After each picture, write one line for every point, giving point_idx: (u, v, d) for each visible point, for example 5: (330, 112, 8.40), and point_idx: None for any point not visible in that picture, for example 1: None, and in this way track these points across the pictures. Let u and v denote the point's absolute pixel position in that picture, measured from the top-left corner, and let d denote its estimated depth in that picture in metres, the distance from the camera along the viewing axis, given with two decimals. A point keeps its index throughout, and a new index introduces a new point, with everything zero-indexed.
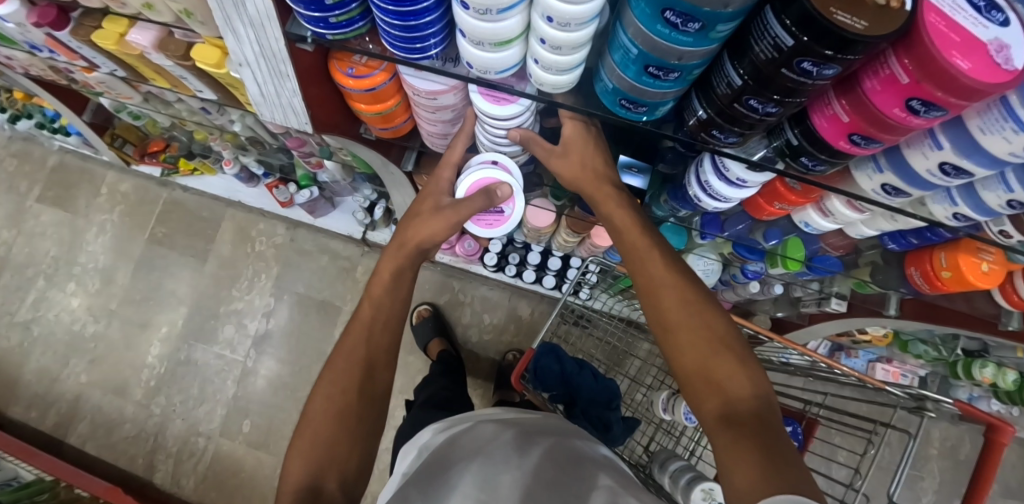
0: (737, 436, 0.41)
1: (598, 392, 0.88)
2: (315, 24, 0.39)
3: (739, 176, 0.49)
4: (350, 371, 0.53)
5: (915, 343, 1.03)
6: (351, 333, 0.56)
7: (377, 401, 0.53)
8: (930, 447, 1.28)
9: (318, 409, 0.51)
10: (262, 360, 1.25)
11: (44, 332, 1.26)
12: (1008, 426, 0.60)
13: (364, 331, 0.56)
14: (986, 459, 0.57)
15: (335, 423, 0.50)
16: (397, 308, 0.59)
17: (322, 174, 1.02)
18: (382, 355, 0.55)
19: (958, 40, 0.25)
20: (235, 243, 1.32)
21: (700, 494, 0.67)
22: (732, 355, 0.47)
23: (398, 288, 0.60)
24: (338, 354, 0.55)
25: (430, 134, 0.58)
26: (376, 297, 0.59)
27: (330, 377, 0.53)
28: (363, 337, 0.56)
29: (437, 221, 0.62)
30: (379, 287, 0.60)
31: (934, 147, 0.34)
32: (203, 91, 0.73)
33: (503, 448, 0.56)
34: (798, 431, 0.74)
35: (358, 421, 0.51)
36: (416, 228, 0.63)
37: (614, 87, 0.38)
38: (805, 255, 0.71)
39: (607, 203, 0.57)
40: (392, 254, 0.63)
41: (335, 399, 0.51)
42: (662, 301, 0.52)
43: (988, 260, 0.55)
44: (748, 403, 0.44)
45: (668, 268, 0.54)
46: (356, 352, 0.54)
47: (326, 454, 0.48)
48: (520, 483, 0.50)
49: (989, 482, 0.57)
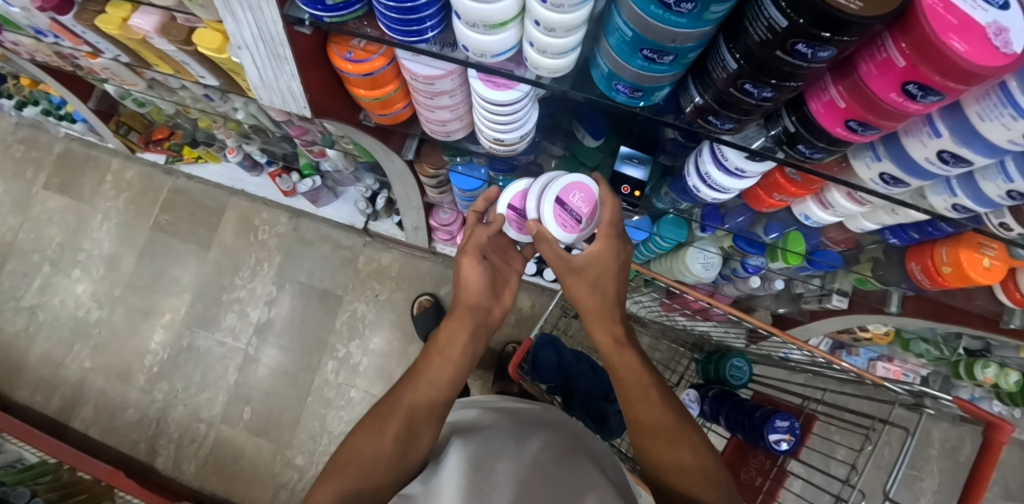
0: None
1: (596, 384, 0.90)
2: (312, 6, 0.39)
3: (738, 165, 0.49)
4: (392, 406, 0.55)
5: (917, 341, 1.02)
6: (404, 383, 0.58)
7: (411, 454, 0.52)
8: (930, 448, 1.27)
9: (358, 444, 0.52)
10: (264, 348, 1.26)
11: (49, 316, 1.28)
12: (1006, 425, 0.60)
13: (420, 370, 0.59)
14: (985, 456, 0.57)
15: (374, 446, 0.51)
16: (455, 347, 0.61)
17: (325, 163, 1.02)
18: (428, 374, 0.58)
19: (956, 22, 0.25)
20: (238, 231, 1.32)
21: None
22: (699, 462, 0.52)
23: (455, 345, 0.61)
24: (387, 398, 0.57)
25: (428, 123, 0.57)
26: (431, 356, 0.61)
27: (374, 418, 0.55)
28: (413, 376, 0.59)
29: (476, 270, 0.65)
30: (438, 350, 0.61)
31: (932, 135, 0.34)
32: (205, 77, 0.73)
33: (502, 435, 0.56)
34: (794, 427, 0.72)
35: (388, 462, 0.51)
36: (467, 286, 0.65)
37: (610, 72, 0.37)
38: (805, 249, 0.70)
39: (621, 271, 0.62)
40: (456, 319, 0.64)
41: (378, 426, 0.53)
42: (641, 408, 0.56)
43: (989, 256, 0.54)
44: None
45: (646, 381, 0.58)
46: (400, 395, 0.56)
47: (355, 490, 0.49)
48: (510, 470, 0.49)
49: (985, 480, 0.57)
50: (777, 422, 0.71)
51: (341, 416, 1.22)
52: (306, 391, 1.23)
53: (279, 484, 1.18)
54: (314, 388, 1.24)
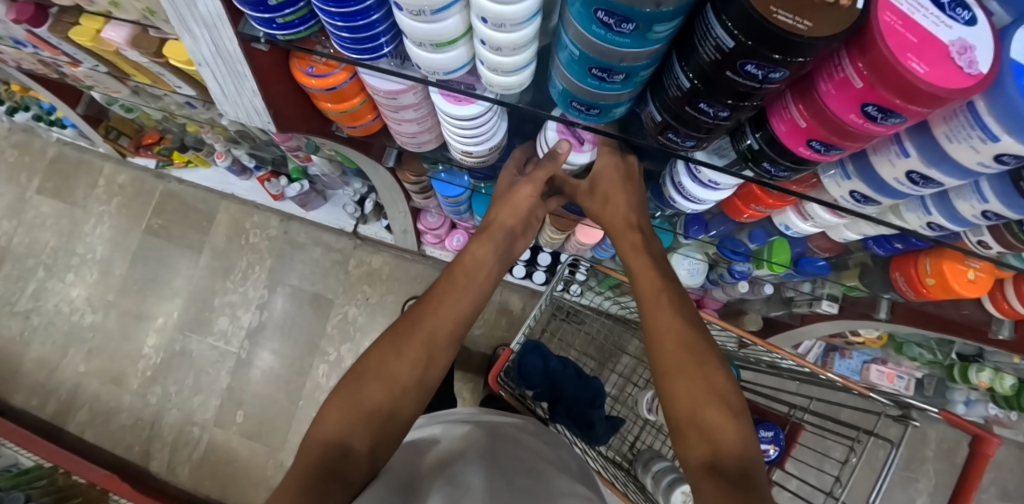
0: (724, 493, 0.39)
1: (582, 390, 0.86)
2: (267, 25, 0.39)
3: (710, 178, 0.48)
4: (412, 331, 0.54)
5: (910, 345, 1.00)
6: (427, 302, 0.58)
7: (429, 376, 0.52)
8: (926, 448, 1.26)
9: (378, 361, 0.51)
10: (257, 351, 1.26)
11: (43, 321, 1.29)
12: (993, 438, 0.59)
13: (441, 296, 0.58)
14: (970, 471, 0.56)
15: (393, 370, 0.50)
16: (474, 280, 0.62)
17: (312, 167, 1.02)
18: (450, 297, 0.58)
19: (915, 41, 0.24)
20: (230, 235, 1.32)
21: (680, 496, 0.68)
22: (723, 396, 0.47)
23: (479, 269, 0.63)
24: (405, 318, 0.56)
25: (398, 135, 0.56)
26: (454, 278, 0.61)
27: (388, 337, 0.53)
28: (434, 300, 0.58)
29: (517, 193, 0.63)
30: (462, 269, 0.62)
31: (901, 155, 0.32)
32: (182, 87, 0.72)
33: (482, 449, 0.56)
34: (779, 437, 0.71)
35: (406, 387, 0.50)
36: (499, 208, 0.66)
37: (564, 89, 0.36)
38: (790, 258, 0.68)
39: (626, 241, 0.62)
40: (483, 239, 0.66)
41: (397, 348, 0.52)
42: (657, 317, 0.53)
43: (975, 268, 0.53)
44: (735, 453, 0.43)
45: (666, 294, 0.56)
46: (420, 321, 0.55)
47: (370, 414, 0.48)
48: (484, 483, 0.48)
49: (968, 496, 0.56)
50: (762, 432, 0.70)
51: None
52: (299, 394, 1.24)
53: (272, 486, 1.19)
54: (306, 391, 1.24)
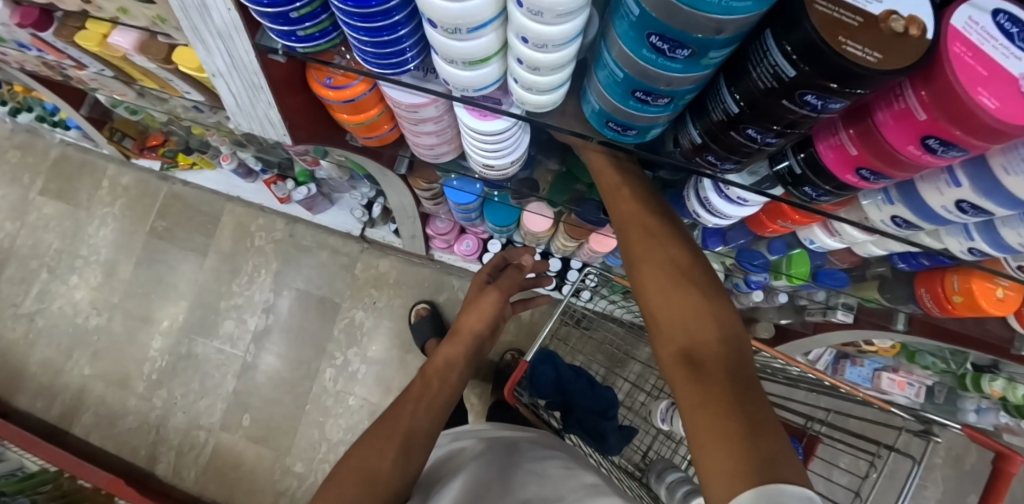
0: (705, 392, 0.37)
1: (594, 400, 0.86)
2: (285, 37, 0.38)
3: (740, 194, 0.46)
4: (389, 434, 0.56)
5: (923, 354, 0.99)
6: (405, 400, 0.61)
7: (410, 468, 0.53)
8: (936, 456, 1.25)
9: (361, 456, 0.54)
10: (262, 354, 1.23)
11: (48, 323, 1.28)
12: (1017, 456, 0.58)
13: (415, 397, 0.62)
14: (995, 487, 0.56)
15: (372, 471, 0.52)
16: (448, 378, 0.66)
17: (319, 171, 1.00)
18: (428, 395, 0.62)
19: (985, 74, 0.23)
20: (235, 238, 1.27)
21: None
22: (713, 322, 0.42)
23: (451, 370, 0.67)
24: (381, 419, 0.58)
25: (416, 146, 0.55)
26: (427, 378, 0.65)
27: (367, 440, 0.55)
28: (412, 400, 0.61)
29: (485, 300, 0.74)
30: (434, 369, 0.67)
31: (951, 184, 0.32)
32: (190, 92, 0.71)
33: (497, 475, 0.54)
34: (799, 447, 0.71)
35: (387, 482, 0.51)
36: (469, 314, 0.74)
37: (600, 109, 0.35)
38: (809, 270, 0.66)
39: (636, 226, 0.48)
40: (453, 343, 0.71)
41: (373, 452, 0.53)
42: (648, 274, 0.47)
43: (1003, 286, 0.52)
44: (716, 351, 0.40)
45: (661, 247, 0.47)
46: (399, 421, 0.57)
47: None
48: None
49: None
50: None
51: (340, 424, 1.20)
52: (306, 398, 1.22)
53: (278, 491, 1.17)
54: (312, 396, 1.22)
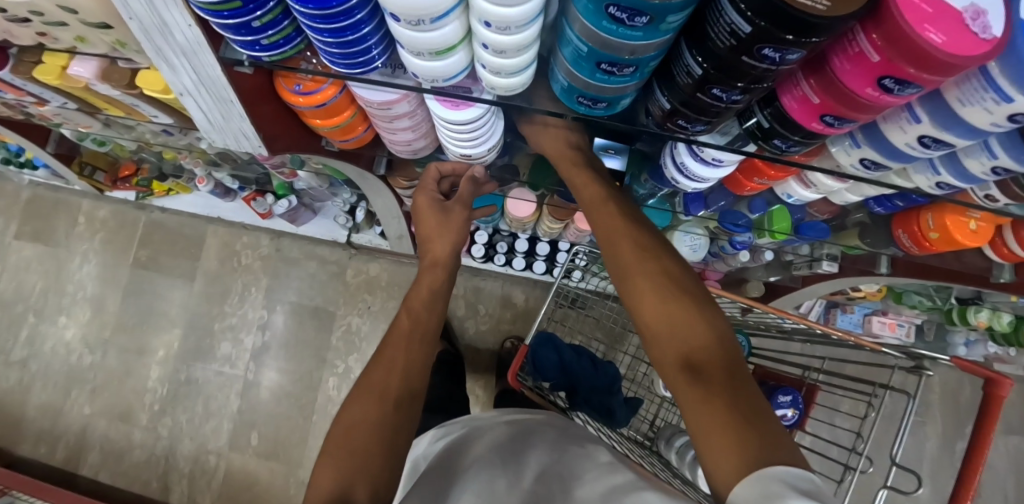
0: (702, 393, 0.36)
1: (598, 378, 0.85)
2: (250, 47, 0.38)
3: (714, 155, 0.47)
4: (389, 380, 0.51)
5: (909, 294, 1.01)
6: (394, 341, 0.55)
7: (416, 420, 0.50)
8: (932, 393, 1.29)
9: (359, 408, 0.49)
10: (263, 372, 1.22)
11: (41, 367, 1.26)
12: (1006, 379, 0.61)
13: (405, 339, 0.56)
14: (988, 415, 0.59)
15: (377, 425, 0.47)
16: (432, 318, 0.59)
17: (298, 182, 1.00)
18: (420, 332, 0.57)
19: (930, 11, 0.23)
20: (221, 258, 1.26)
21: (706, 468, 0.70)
22: (703, 320, 0.42)
23: (434, 304, 0.61)
24: (373, 365, 0.53)
25: (392, 144, 0.55)
26: (414, 313, 0.59)
27: (363, 387, 0.50)
28: (405, 341, 0.55)
29: (450, 228, 0.65)
30: (417, 302, 0.60)
31: (912, 121, 0.33)
32: (158, 116, 0.70)
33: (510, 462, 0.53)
34: (798, 400, 0.71)
35: (395, 428, 0.47)
36: (433, 242, 0.65)
37: (569, 85, 0.36)
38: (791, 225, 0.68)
39: (623, 241, 0.50)
40: (428, 272, 0.63)
41: (373, 409, 0.48)
42: (633, 282, 0.47)
43: (975, 218, 0.54)
44: (710, 350, 0.40)
45: (645, 255, 0.48)
46: (394, 363, 0.52)
47: (361, 464, 0.44)
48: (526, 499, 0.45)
49: (989, 435, 0.58)
50: (779, 397, 0.69)
51: None
52: (312, 410, 1.21)
53: None
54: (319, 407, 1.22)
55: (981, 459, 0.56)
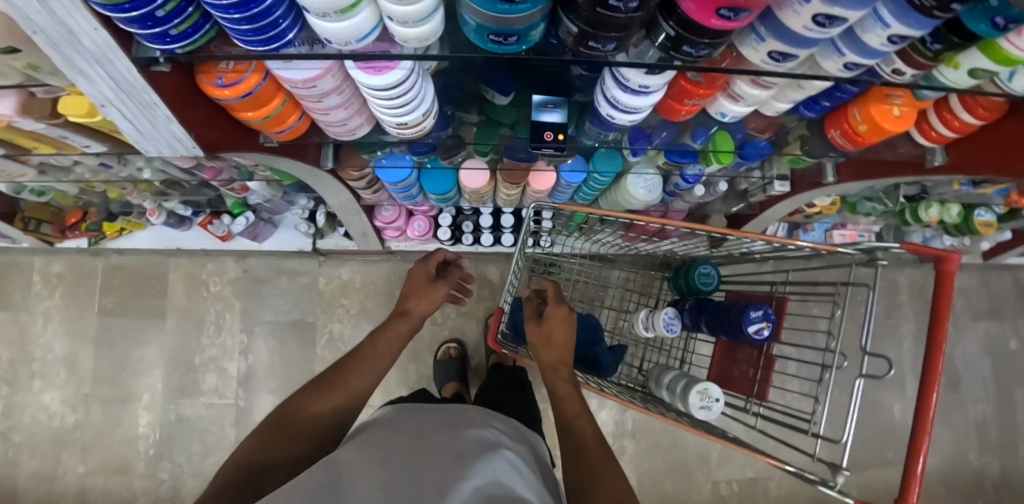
0: None
1: (579, 329, 0.86)
2: (159, 40, 0.37)
3: (640, 82, 0.48)
4: (333, 387, 0.61)
5: (862, 203, 1.05)
6: (356, 362, 0.64)
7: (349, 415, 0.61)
8: (900, 294, 1.35)
9: (302, 409, 0.59)
10: (255, 396, 1.20)
11: (24, 436, 1.20)
12: (952, 255, 0.65)
13: (361, 359, 0.65)
14: (942, 301, 0.63)
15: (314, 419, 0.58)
16: (394, 342, 0.68)
17: (252, 197, 0.99)
18: (377, 352, 0.66)
19: None
20: (189, 291, 1.23)
21: (697, 396, 0.73)
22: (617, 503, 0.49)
23: (398, 337, 0.68)
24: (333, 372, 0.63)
25: (329, 127, 0.55)
26: (378, 340, 0.67)
27: (314, 388, 0.61)
28: (363, 361, 0.64)
29: (430, 295, 0.74)
30: (384, 338, 0.67)
31: (803, 3, 0.34)
32: (90, 145, 0.68)
33: (442, 429, 0.60)
34: (768, 315, 0.71)
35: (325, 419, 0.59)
36: (416, 301, 0.73)
37: (478, 24, 0.36)
38: (733, 146, 0.70)
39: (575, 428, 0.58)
40: (399, 320, 0.70)
41: (314, 403, 0.59)
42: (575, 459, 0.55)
43: (898, 104, 0.56)
44: None
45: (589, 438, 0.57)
46: (345, 376, 0.62)
47: (284, 443, 0.56)
48: (424, 456, 0.51)
49: (947, 314, 0.63)
50: (751, 313, 0.70)
51: None
52: None
53: None
54: None
55: (943, 335, 0.61)
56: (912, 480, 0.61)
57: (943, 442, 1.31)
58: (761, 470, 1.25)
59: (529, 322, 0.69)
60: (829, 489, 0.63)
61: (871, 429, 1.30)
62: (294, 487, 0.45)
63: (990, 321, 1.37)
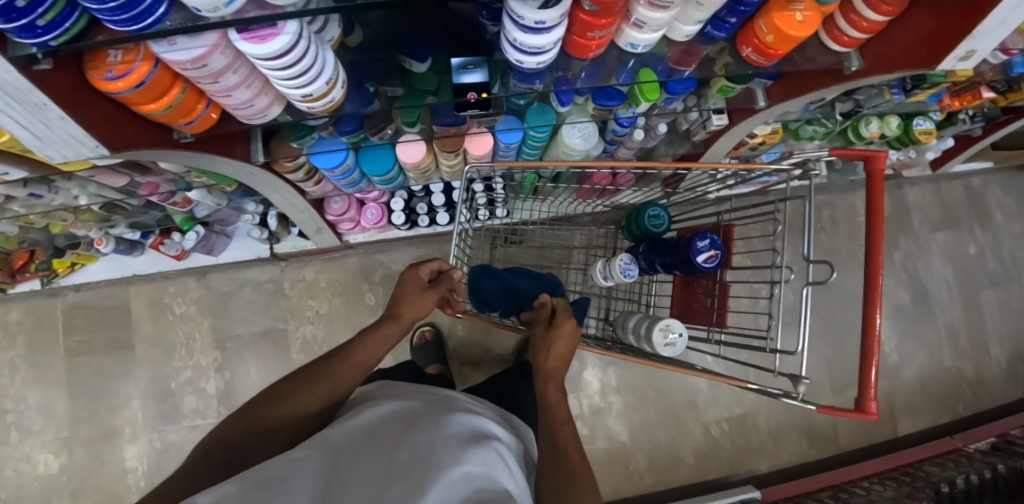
0: None
1: (540, 287, 0.86)
2: (24, 34, 0.35)
3: (535, 18, 0.46)
4: (323, 383, 0.57)
5: (804, 127, 1.07)
6: (342, 357, 0.60)
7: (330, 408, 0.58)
8: (859, 216, 1.38)
9: (284, 400, 0.56)
10: (237, 412, 1.18)
11: (8, 491, 1.15)
12: (879, 154, 0.66)
13: (354, 357, 0.61)
14: (876, 196, 0.64)
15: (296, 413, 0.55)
16: (385, 341, 0.64)
17: (198, 210, 0.99)
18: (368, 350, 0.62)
19: None
20: (154, 317, 1.21)
21: (660, 332, 0.73)
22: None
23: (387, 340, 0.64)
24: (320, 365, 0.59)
25: (236, 110, 0.54)
26: (371, 339, 0.63)
27: (300, 379, 0.58)
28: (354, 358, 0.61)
29: (427, 299, 0.71)
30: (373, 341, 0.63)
31: None
32: (9, 173, 0.65)
33: (429, 409, 0.56)
34: (716, 242, 0.73)
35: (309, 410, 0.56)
36: (411, 303, 0.70)
37: None
38: (657, 77, 0.70)
39: (560, 430, 0.57)
40: (391, 322, 0.66)
41: (298, 398, 0.56)
42: (554, 468, 0.53)
43: (800, 10, 0.56)
44: None
45: (574, 446, 0.55)
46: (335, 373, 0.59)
47: (264, 433, 0.53)
48: (411, 437, 0.48)
49: (880, 210, 0.64)
50: (698, 243, 0.71)
51: None
52: None
53: None
54: None
55: (880, 231, 0.63)
56: (867, 380, 0.62)
57: (918, 352, 1.36)
58: (749, 405, 1.29)
59: (540, 328, 0.71)
60: (794, 399, 0.64)
61: (850, 350, 1.34)
62: (275, 474, 0.42)
63: (947, 230, 1.41)
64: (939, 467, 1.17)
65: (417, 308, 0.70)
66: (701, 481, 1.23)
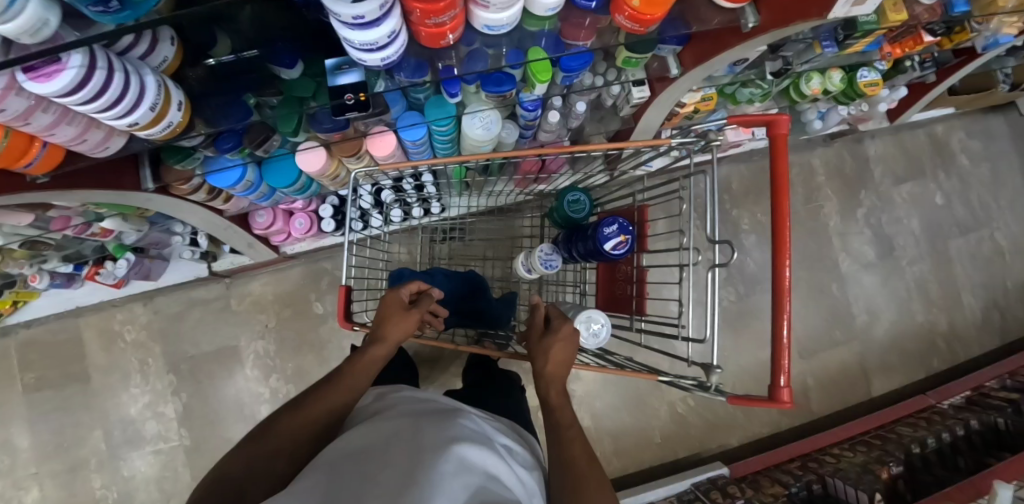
0: None
1: (460, 285, 0.84)
2: None
3: (350, 12, 0.42)
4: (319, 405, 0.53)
5: (739, 90, 1.03)
6: (337, 380, 0.56)
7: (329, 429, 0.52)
8: (818, 175, 1.33)
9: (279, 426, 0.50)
10: (198, 432, 1.19)
11: None
12: (779, 118, 0.61)
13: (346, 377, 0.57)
14: (778, 164, 0.59)
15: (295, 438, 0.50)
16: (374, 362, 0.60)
17: (125, 237, 0.95)
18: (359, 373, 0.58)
19: None
20: (106, 346, 1.20)
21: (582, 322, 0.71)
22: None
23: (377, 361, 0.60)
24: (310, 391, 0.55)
25: (71, 146, 0.50)
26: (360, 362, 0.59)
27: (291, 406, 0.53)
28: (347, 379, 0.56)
29: (407, 320, 0.64)
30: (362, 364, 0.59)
31: None
32: None
33: (425, 419, 0.51)
34: (626, 226, 0.69)
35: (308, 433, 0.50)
36: (393, 323, 0.63)
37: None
38: (547, 57, 0.66)
39: (562, 435, 0.53)
40: (379, 341, 0.62)
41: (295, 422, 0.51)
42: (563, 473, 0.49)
43: None
44: None
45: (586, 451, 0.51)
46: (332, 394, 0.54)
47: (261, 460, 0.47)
48: (411, 446, 0.44)
49: (784, 178, 0.60)
50: (605, 229, 0.67)
51: None
52: None
53: None
54: None
55: (783, 203, 0.59)
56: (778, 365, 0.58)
57: (888, 310, 1.33)
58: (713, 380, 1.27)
59: (531, 336, 0.63)
60: (704, 390, 0.61)
61: (816, 315, 1.31)
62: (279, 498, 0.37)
63: (912, 181, 1.36)
64: (910, 427, 1.14)
65: (397, 328, 0.63)
66: (670, 460, 1.22)
